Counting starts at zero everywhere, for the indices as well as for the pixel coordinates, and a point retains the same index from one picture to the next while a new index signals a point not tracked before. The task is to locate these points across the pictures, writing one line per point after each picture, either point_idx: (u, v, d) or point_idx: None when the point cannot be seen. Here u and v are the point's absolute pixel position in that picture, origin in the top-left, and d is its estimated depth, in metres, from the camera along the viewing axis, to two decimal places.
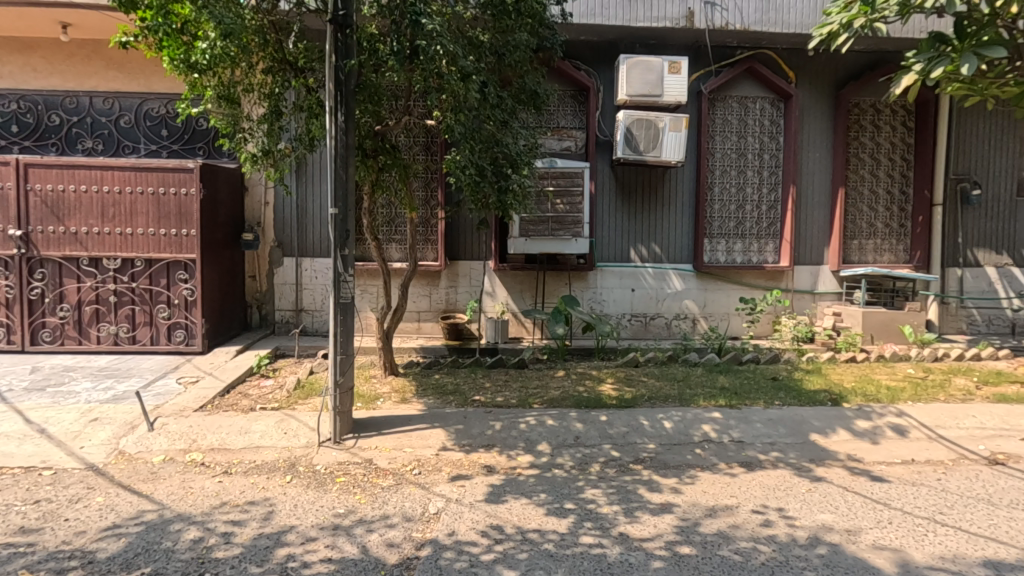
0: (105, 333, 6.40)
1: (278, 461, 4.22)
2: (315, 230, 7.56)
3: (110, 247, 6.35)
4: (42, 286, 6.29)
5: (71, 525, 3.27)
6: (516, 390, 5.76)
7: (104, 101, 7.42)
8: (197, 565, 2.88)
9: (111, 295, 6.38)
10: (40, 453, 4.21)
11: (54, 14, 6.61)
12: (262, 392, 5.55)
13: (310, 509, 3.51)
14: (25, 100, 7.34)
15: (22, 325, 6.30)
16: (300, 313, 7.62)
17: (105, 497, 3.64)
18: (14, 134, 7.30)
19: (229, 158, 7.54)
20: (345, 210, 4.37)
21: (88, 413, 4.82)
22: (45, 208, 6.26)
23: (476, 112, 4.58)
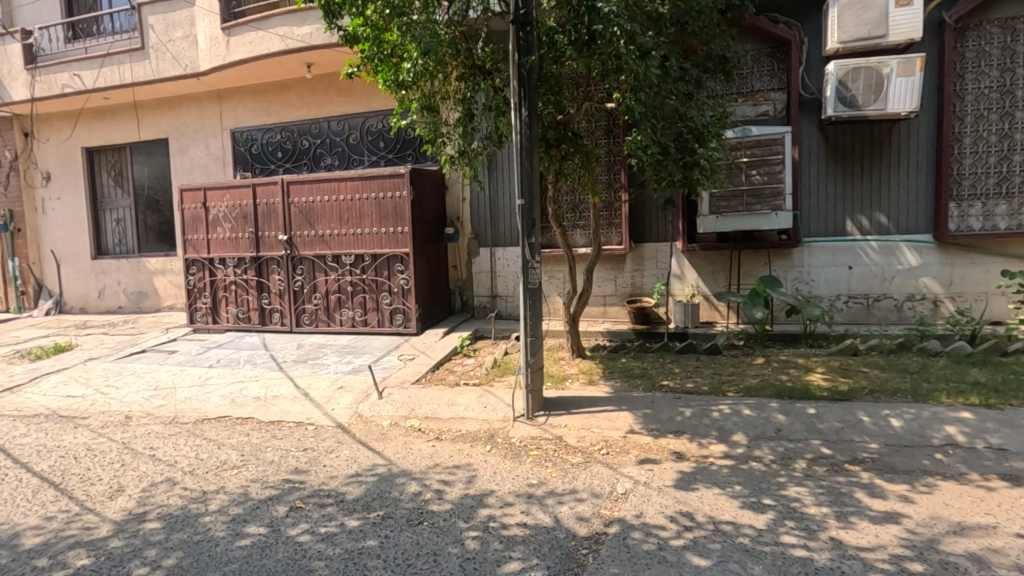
0: (345, 317, 7.73)
1: (479, 431, 4.68)
2: (506, 220, 8.10)
3: (346, 245, 7.63)
4: (302, 279, 7.84)
5: (327, 470, 4.08)
6: (708, 376, 5.49)
7: (337, 123, 8.90)
8: (418, 514, 3.37)
9: (348, 285, 7.69)
10: (305, 411, 5.32)
11: (301, 57, 8.07)
12: (465, 369, 6.20)
13: (508, 477, 3.84)
14: (285, 130, 9.18)
15: (290, 311, 7.92)
16: (495, 299, 8.25)
17: (350, 450, 4.45)
18: (280, 159, 9.22)
19: (432, 160, 8.48)
20: (530, 201, 4.61)
21: (336, 382, 5.93)
22: (301, 216, 7.77)
23: (657, 88, 4.43)
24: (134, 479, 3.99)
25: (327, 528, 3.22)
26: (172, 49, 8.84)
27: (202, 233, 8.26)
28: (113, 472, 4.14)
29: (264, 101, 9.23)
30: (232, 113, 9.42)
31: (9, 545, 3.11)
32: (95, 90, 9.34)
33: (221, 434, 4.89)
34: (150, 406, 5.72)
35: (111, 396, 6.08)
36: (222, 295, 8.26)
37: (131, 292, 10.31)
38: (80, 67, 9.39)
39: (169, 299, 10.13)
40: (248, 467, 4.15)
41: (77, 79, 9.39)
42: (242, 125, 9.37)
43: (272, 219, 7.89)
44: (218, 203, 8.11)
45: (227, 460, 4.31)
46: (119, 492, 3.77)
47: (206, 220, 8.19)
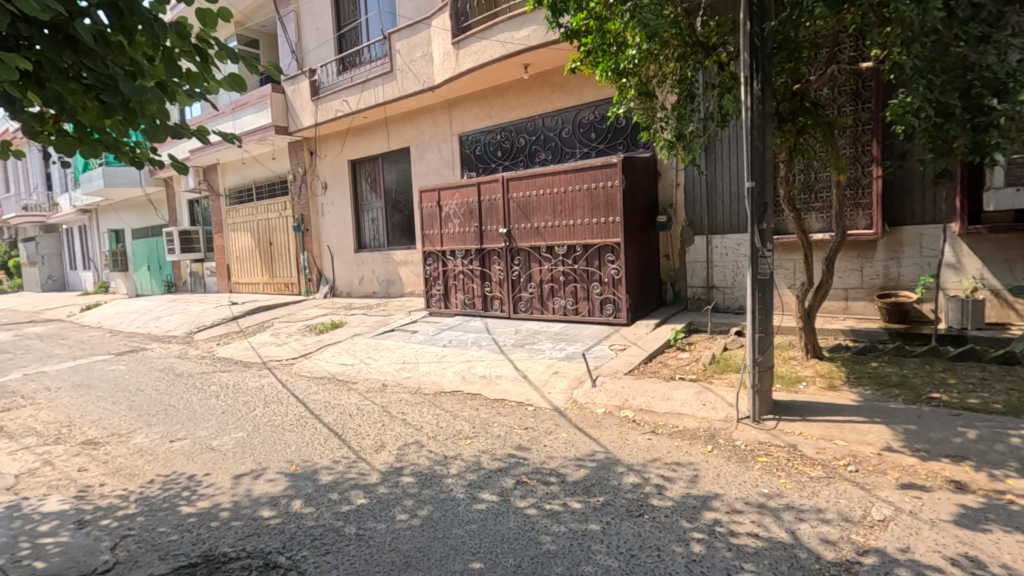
0: (558, 306, 8.05)
1: (699, 429, 4.46)
2: (724, 205, 7.54)
3: (559, 236, 7.92)
4: (519, 268, 8.39)
5: (548, 450, 4.31)
6: (1001, 392, 4.38)
7: (551, 119, 9.25)
8: (638, 506, 3.35)
9: (561, 275, 7.98)
10: (525, 392, 5.71)
11: (520, 60, 8.58)
12: (680, 362, 5.97)
13: (734, 481, 3.59)
14: (504, 130, 9.88)
15: (508, 299, 8.54)
16: (711, 290, 7.75)
17: (567, 433, 4.63)
18: (500, 157, 9.97)
19: (645, 147, 8.31)
20: (761, 182, 4.18)
21: (551, 367, 6.23)
22: (519, 210, 8.29)
23: (937, 35, 3.61)
24: (392, 438, 4.73)
25: (551, 505, 3.39)
26: (413, 68, 10.17)
27: (436, 228, 9.38)
28: (377, 429, 4.97)
29: (486, 105, 10.06)
30: (460, 119, 10.47)
31: (312, 478, 3.96)
32: (358, 112, 11.24)
33: (455, 406, 5.52)
34: (400, 376, 6.73)
35: (371, 366, 7.32)
36: (452, 283, 9.28)
37: (382, 280, 12.25)
38: (347, 94, 11.39)
39: (410, 286, 11.78)
40: (478, 439, 4.60)
41: (346, 104, 11.42)
42: (468, 130, 10.36)
43: (493, 213, 8.58)
44: (449, 201, 9.10)
45: (462, 430, 4.83)
46: (382, 448, 4.50)
47: (439, 216, 9.28)
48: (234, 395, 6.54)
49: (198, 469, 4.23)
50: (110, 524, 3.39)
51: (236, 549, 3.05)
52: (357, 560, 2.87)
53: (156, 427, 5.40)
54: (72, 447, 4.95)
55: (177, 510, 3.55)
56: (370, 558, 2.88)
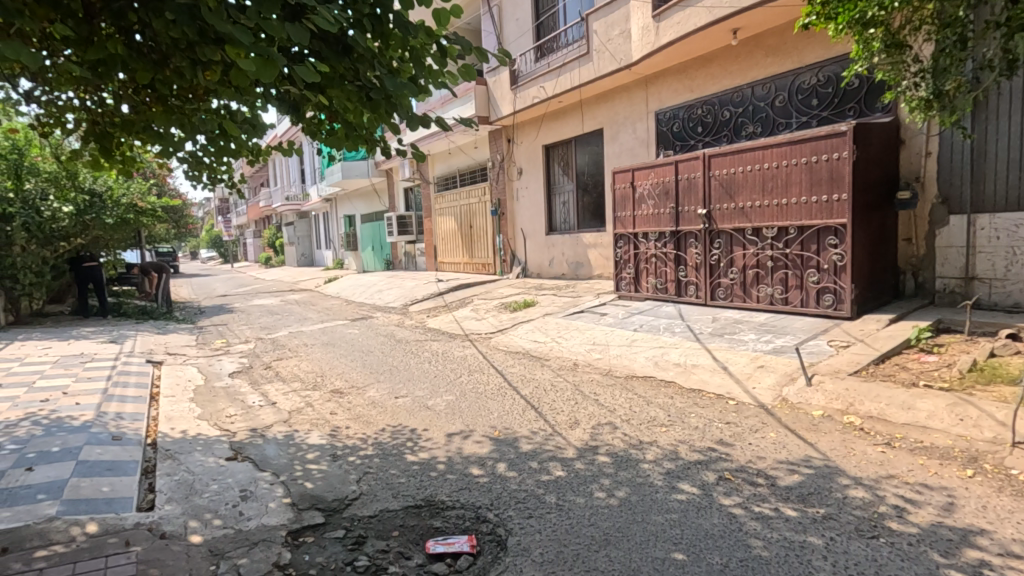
0: (763, 294, 7.33)
1: (953, 449, 3.69)
2: (997, 176, 6.05)
3: (769, 217, 7.18)
4: (719, 253, 7.82)
5: (754, 448, 3.97)
6: None
7: (762, 87, 8.39)
8: (871, 526, 2.90)
9: (769, 260, 7.24)
10: (726, 384, 5.34)
11: (729, 24, 7.90)
12: (925, 367, 5.00)
13: (1009, 519, 2.89)
14: (707, 104, 9.24)
15: (705, 284, 8.03)
16: (971, 282, 6.33)
17: (777, 434, 4.21)
18: (700, 133, 9.37)
19: (883, 111, 7.07)
20: None
21: (756, 360, 5.73)
22: (721, 189, 7.71)
23: None
24: (586, 416, 4.82)
25: (761, 508, 3.12)
26: (611, 47, 10.02)
27: (629, 210, 9.19)
28: (571, 406, 5.11)
29: (687, 78, 9.51)
30: (658, 96, 10.06)
31: (514, 445, 4.22)
32: (554, 97, 11.51)
33: (648, 391, 5.41)
34: (591, 357, 6.82)
35: (562, 345, 7.55)
36: (643, 267, 9.03)
37: (572, 262, 12.47)
38: (544, 80, 11.73)
39: (599, 269, 11.81)
40: (675, 428, 4.44)
41: (542, 90, 11.77)
42: (666, 106, 9.91)
43: (692, 193, 8.10)
44: (644, 182, 8.84)
45: (656, 416, 4.71)
46: (577, 425, 4.62)
47: (633, 197, 9.07)
48: (443, 362, 7.30)
49: (418, 424, 4.82)
50: (355, 460, 4.05)
51: (452, 498, 3.41)
52: (558, 528, 2.99)
53: (384, 384, 6.29)
54: (324, 393, 6.03)
55: (403, 457, 4.09)
56: (571, 529, 2.98)
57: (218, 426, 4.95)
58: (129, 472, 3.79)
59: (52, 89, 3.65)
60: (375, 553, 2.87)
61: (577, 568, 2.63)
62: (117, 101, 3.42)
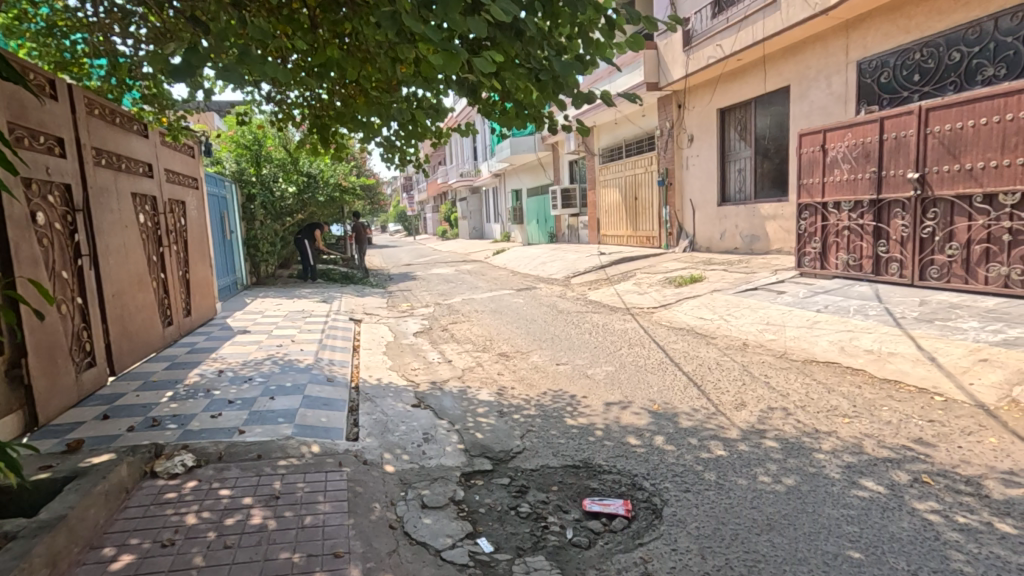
0: (994, 275, 6.07)
1: None
2: None
3: (1009, 181, 5.90)
4: (933, 224, 6.65)
5: (964, 452, 3.41)
6: None
7: (1011, 18, 6.81)
8: None
9: (1005, 232, 5.96)
10: (932, 378, 4.61)
11: None
12: None
13: None
14: (928, 46, 7.78)
15: (913, 262, 6.89)
16: None
17: (999, 440, 3.54)
18: (916, 82, 7.92)
19: None
20: None
21: (976, 351, 4.83)
22: (942, 148, 6.49)
23: None
24: (754, 399, 4.56)
25: (966, 519, 2.71)
26: None
27: (817, 176, 8.20)
28: (737, 387, 4.86)
29: (903, 17, 8.07)
30: (861, 42, 8.72)
31: (673, 419, 4.19)
32: (733, 55, 10.59)
33: (830, 378, 4.92)
34: (764, 338, 6.35)
35: (730, 323, 7.14)
36: (833, 241, 8.02)
37: (747, 235, 11.54)
38: (722, 37, 10.85)
39: (778, 243, 10.78)
40: (861, 420, 3.98)
41: (719, 48, 10.92)
42: (872, 53, 8.55)
43: (901, 154, 6.95)
44: (838, 144, 7.79)
45: (839, 406, 4.27)
46: (743, 406, 4.40)
47: (823, 162, 8.06)
48: (603, 333, 7.40)
49: (578, 391, 5.01)
50: (519, 418, 4.38)
51: (608, 463, 3.53)
52: (716, 506, 2.94)
53: (546, 351, 6.61)
54: (493, 356, 6.54)
55: (563, 420, 4.31)
56: (730, 508, 2.91)
57: (405, 377, 5.70)
58: (340, 407, 4.58)
59: (285, 89, 4.43)
60: (536, 502, 3.12)
61: (735, 548, 2.58)
62: (332, 96, 4.01)
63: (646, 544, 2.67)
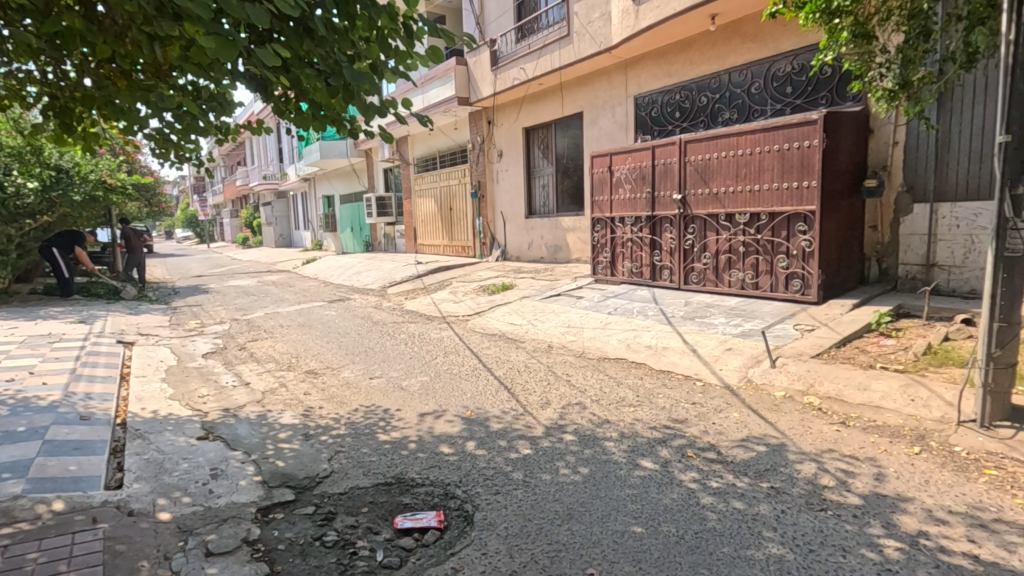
0: (735, 279, 7.49)
1: (902, 428, 3.88)
2: (962, 166, 6.21)
3: (741, 203, 7.32)
4: (692, 237, 7.95)
5: (716, 427, 4.11)
6: None
7: (739, 74, 8.48)
8: (819, 499, 3.04)
9: (741, 245, 7.39)
10: (694, 366, 5.50)
11: (708, 9, 7.89)
12: (882, 350, 5.24)
13: (946, 492, 3.06)
14: (684, 89, 9.31)
15: (679, 269, 8.16)
16: (931, 269, 6.54)
17: (739, 413, 4.35)
18: (678, 119, 9.45)
19: (854, 100, 7.19)
20: (1021, 136, 3.41)
21: (724, 342, 5.89)
22: (697, 175, 7.81)
23: None
24: (557, 396, 4.92)
25: (718, 483, 3.25)
26: (591, 29, 10.00)
27: (606, 194, 9.25)
28: (543, 387, 5.20)
29: (666, 63, 9.54)
30: (636, 80, 10.10)
31: (483, 424, 4.31)
32: (535, 79, 11.45)
33: (619, 372, 5.55)
34: (565, 339, 6.92)
35: (537, 327, 7.64)
36: (620, 251, 9.12)
37: (551, 246, 12.53)
38: (524, 61, 11.65)
39: (576, 252, 11.90)
40: (642, 407, 4.56)
41: (522, 71, 11.71)
42: (645, 90, 9.95)
43: (668, 178, 8.20)
44: (622, 166, 8.89)
45: (625, 397, 4.83)
46: (547, 404, 4.72)
47: (610, 181, 9.12)
48: (420, 343, 7.34)
49: (391, 404, 4.88)
50: (327, 439, 4.09)
51: (421, 476, 3.48)
52: (522, 504, 3.08)
53: (359, 365, 6.31)
54: (299, 374, 6.04)
55: (375, 436, 4.15)
56: (535, 504, 3.08)
57: (190, 406, 4.95)
58: (98, 451, 3.79)
59: (9, 59, 3.53)
60: (344, 528, 2.93)
61: (540, 541, 2.73)
62: (79, 75, 3.32)
63: (458, 553, 2.68)
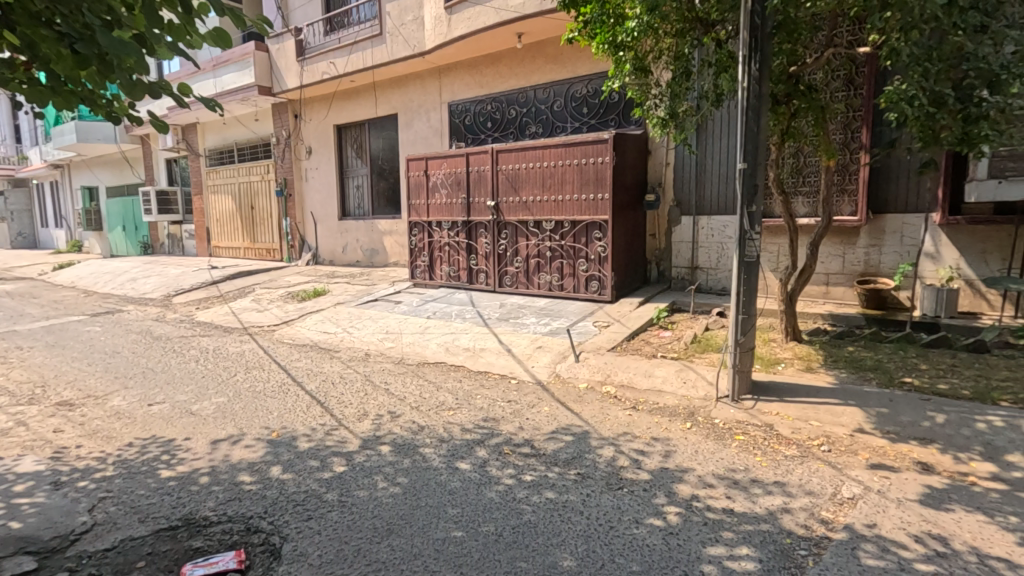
0: (543, 281, 8.06)
1: (678, 407, 4.55)
2: (714, 187, 7.53)
3: (547, 211, 7.90)
4: (505, 242, 8.35)
5: (530, 422, 4.35)
6: (970, 379, 4.53)
7: (543, 91, 9.14)
8: (617, 479, 3.40)
9: (548, 250, 7.98)
10: (509, 365, 5.77)
11: (515, 28, 8.36)
12: (662, 341, 6.10)
13: (710, 458, 3.67)
14: (495, 101, 9.74)
15: (494, 272, 8.51)
16: (695, 271, 7.80)
17: (550, 407, 4.67)
18: (490, 128, 9.85)
19: (636, 125, 8.25)
20: (754, 164, 4.25)
21: (535, 341, 6.29)
22: (508, 183, 8.23)
23: (939, 22, 3.54)
24: (375, 406, 4.74)
25: (532, 476, 3.44)
26: (404, 31, 9.90)
27: (422, 198, 9.24)
28: (360, 398, 4.96)
29: (478, 74, 9.88)
30: (450, 87, 10.27)
31: (293, 445, 3.95)
32: (345, 75, 10.94)
33: (439, 377, 5.56)
34: (383, 346, 6.72)
35: (353, 334, 7.29)
36: (437, 255, 9.19)
37: (367, 249, 12.09)
38: (334, 55, 11.06)
39: (394, 256, 11.67)
40: (462, 410, 4.63)
41: (332, 66, 11.11)
42: (459, 98, 10.17)
43: (482, 186, 8.49)
44: (437, 171, 8.97)
45: (445, 401, 4.85)
46: (365, 416, 4.52)
47: (426, 186, 9.14)
48: (215, 359, 6.47)
49: (177, 433, 4.20)
50: (87, 486, 3.36)
51: (217, 513, 3.05)
52: (338, 526, 2.89)
53: (134, 390, 5.33)
54: (46, 408, 4.87)
55: (156, 473, 3.53)
56: (352, 525, 2.91)
57: None
58: None
59: None
60: None
61: (357, 564, 2.59)
62: None
63: None
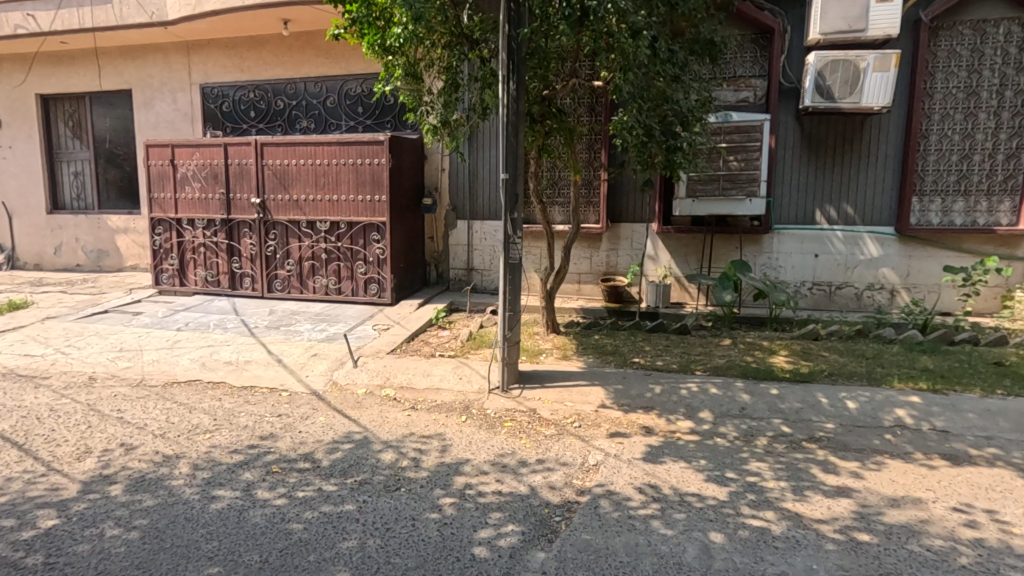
0: (319, 285, 7.64)
1: (455, 402, 4.77)
2: (486, 194, 8.06)
3: (322, 212, 7.51)
4: (274, 244, 7.68)
5: (303, 435, 4.08)
6: (677, 355, 5.71)
7: (315, 85, 8.66)
8: (396, 480, 3.42)
9: (323, 252, 7.58)
10: (279, 376, 5.32)
11: (279, 13, 7.75)
12: (441, 340, 6.31)
13: (483, 446, 3.94)
14: (259, 89, 8.88)
15: (261, 276, 7.76)
16: (471, 272, 8.25)
17: (326, 417, 4.46)
18: (253, 118, 8.94)
19: (412, 129, 8.36)
20: (515, 175, 4.68)
21: (310, 348, 5.94)
22: (275, 179, 7.58)
23: (646, 68, 4.39)
24: (102, 441, 3.92)
25: (304, 492, 3.24)
26: None
27: (168, 192, 7.95)
28: (80, 433, 4.05)
29: (237, 56, 8.88)
30: (202, 67, 9.04)
31: None
32: (53, 34, 8.80)
33: (192, 397, 4.86)
34: (116, 367, 5.60)
35: (72, 355, 5.91)
36: (190, 257, 8.01)
37: (91, 250, 9.91)
38: (35, 7, 8.82)
39: (131, 258, 9.79)
40: (221, 431, 4.12)
41: (31, 20, 8.83)
42: (213, 81, 9.01)
43: (244, 181, 7.66)
44: (187, 161, 7.81)
45: (199, 423, 4.26)
46: (88, 453, 3.71)
47: (173, 177, 7.89)
48: None
49: None
50: None
51: None
52: None
53: None
54: None
55: None
56: None
57: None
58: None
59: None
60: None
61: None
62: None
63: None
